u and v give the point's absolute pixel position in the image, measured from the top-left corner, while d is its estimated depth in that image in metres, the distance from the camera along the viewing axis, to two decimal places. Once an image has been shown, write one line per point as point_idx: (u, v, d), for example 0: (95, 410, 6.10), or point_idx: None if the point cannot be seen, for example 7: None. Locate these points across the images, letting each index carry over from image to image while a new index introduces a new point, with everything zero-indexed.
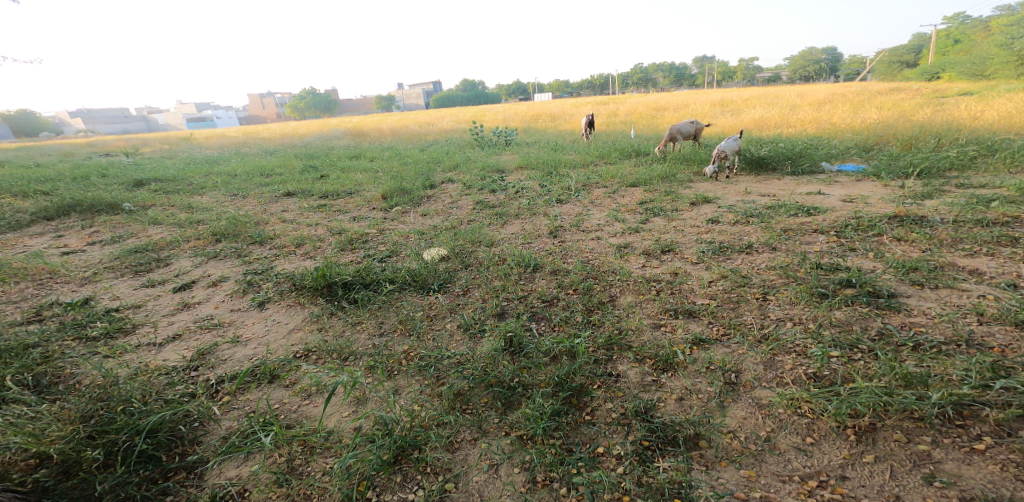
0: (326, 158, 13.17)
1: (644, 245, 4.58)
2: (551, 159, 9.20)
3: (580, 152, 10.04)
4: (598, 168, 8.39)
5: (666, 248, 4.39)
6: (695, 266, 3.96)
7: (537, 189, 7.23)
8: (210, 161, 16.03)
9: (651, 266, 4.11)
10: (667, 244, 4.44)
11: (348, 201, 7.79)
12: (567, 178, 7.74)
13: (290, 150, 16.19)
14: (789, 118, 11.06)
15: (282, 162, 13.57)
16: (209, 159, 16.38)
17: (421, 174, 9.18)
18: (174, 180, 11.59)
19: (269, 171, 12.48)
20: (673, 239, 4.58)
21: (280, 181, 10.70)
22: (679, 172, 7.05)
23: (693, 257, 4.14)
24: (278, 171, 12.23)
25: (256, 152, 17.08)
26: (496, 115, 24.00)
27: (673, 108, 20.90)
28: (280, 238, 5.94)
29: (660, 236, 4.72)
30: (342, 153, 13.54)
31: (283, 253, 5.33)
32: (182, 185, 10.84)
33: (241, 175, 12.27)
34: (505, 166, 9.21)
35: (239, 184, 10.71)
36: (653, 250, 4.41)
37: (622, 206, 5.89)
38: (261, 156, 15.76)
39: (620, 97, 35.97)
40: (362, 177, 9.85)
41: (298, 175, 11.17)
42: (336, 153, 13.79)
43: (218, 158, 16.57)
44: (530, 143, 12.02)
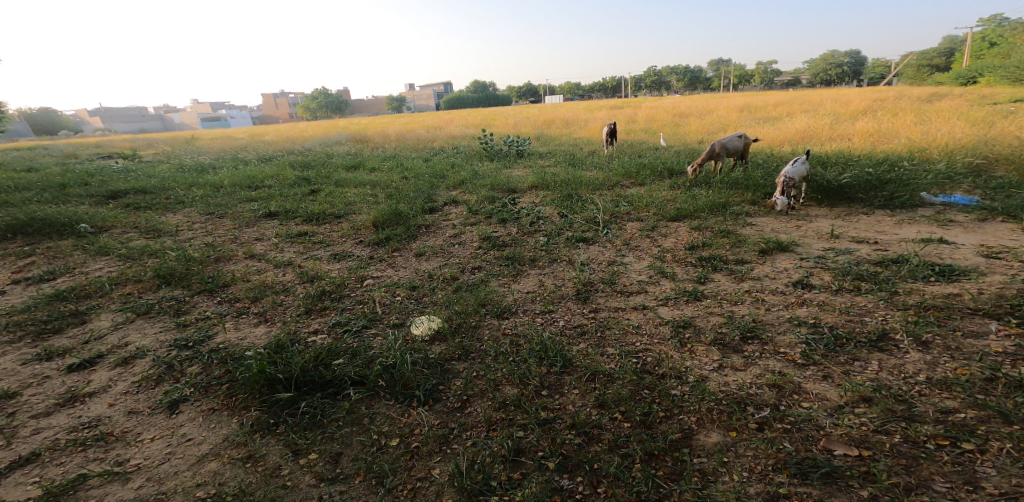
0: (321, 168, 11.96)
1: (712, 322, 3.32)
2: (571, 178, 7.90)
3: (603, 169, 8.73)
4: (628, 191, 7.09)
5: (747, 332, 3.11)
6: (802, 373, 2.70)
7: (556, 220, 5.97)
8: (201, 166, 14.86)
9: (733, 366, 2.85)
10: (748, 325, 3.17)
11: (330, 229, 6.57)
12: (591, 205, 6.46)
13: (287, 157, 15.02)
14: (843, 130, 9.68)
15: (274, 170, 12.38)
16: (198, 165, 15.15)
17: (420, 194, 7.91)
18: (151, 191, 10.40)
19: (257, 180, 11.26)
20: (754, 315, 3.30)
21: (265, 195, 9.49)
22: (732, 200, 5.74)
23: (794, 353, 2.87)
24: (266, 181, 11.01)
25: (250, 158, 15.91)
26: (506, 119, 22.64)
27: (696, 114, 19.52)
28: (236, 283, 4.71)
29: (732, 308, 3.45)
30: (338, 163, 12.33)
31: (230, 313, 4.13)
32: (156, 198, 9.65)
33: (226, 183, 11.04)
34: (517, 185, 7.93)
35: (220, 197, 9.51)
36: (729, 335, 3.14)
37: (668, 251, 4.62)
38: (253, 163, 14.56)
39: (637, 101, 34.50)
40: (354, 195, 8.60)
41: (286, 188, 9.94)
42: (332, 162, 12.57)
43: (210, 163, 15.42)
44: (544, 156, 10.71)
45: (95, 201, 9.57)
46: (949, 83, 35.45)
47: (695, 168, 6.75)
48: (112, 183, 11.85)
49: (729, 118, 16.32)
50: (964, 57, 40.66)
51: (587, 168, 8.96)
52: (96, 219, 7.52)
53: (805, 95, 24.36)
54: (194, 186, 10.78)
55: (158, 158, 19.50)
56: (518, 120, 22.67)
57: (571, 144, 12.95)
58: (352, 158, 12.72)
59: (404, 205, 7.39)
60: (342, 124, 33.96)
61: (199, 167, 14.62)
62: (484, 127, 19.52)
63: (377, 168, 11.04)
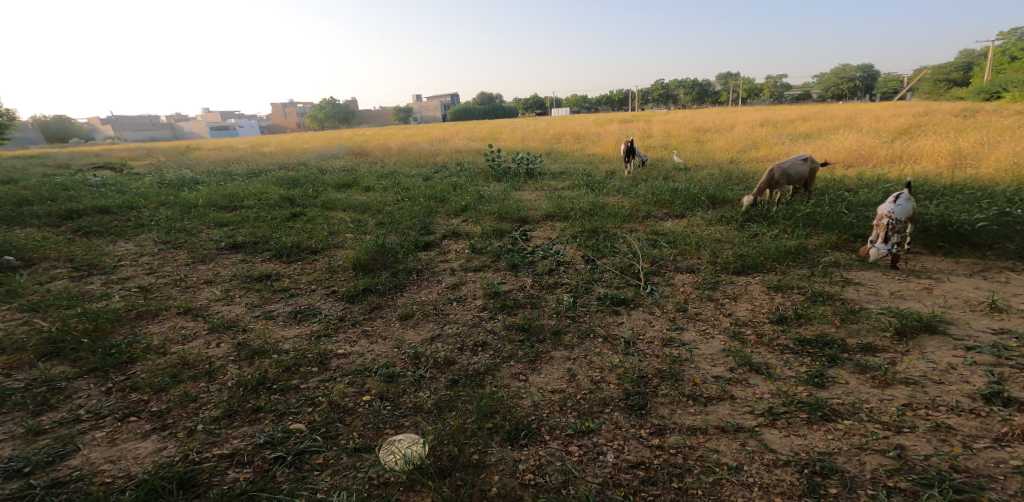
0: (309, 182, 10.73)
1: (871, 467, 2.22)
2: (593, 205, 6.60)
3: (629, 194, 7.45)
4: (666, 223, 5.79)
5: (955, 494, 2.04)
6: None
7: (582, 267, 4.72)
8: (182, 178, 13.61)
9: None
10: (949, 480, 2.10)
11: (298, 268, 5.29)
12: (623, 244, 5.18)
13: (275, 170, 13.80)
14: (904, 149, 8.42)
15: (257, 184, 11.15)
16: (177, 177, 13.87)
17: (414, 223, 6.63)
18: (112, 208, 9.14)
19: (235, 195, 10.01)
20: (946, 456, 2.22)
21: (238, 214, 8.25)
22: (811, 242, 4.44)
23: None
24: (243, 196, 9.73)
25: (237, 170, 14.68)
26: (512, 133, 21.42)
27: (717, 128, 18.29)
28: (144, 357, 3.53)
29: (896, 440, 2.34)
30: (327, 178, 11.06)
31: (113, 414, 2.98)
32: (113, 218, 8.39)
33: (200, 198, 9.79)
34: (529, 214, 6.65)
35: (185, 217, 8.24)
36: (919, 498, 2.06)
37: (745, 325, 3.38)
38: (236, 175, 13.30)
39: (646, 115, 33.34)
40: (335, 221, 7.31)
41: (263, 207, 8.66)
42: (321, 176, 11.29)
43: (193, 175, 14.18)
44: (558, 177, 9.41)
45: (42, 222, 8.29)
46: (970, 99, 34.27)
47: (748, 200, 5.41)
48: (72, 199, 10.57)
49: (756, 133, 15.08)
50: (984, 71, 39.44)
51: (611, 194, 7.67)
52: (22, 247, 6.24)
53: (825, 110, 23.16)
54: (159, 203, 9.50)
55: (142, 170, 18.23)
56: (526, 133, 21.49)
57: (585, 161, 11.66)
58: (342, 172, 11.45)
59: (392, 238, 6.12)
60: (343, 135, 32.81)
61: (178, 180, 13.33)
62: (490, 140, 18.34)
63: (368, 184, 9.73)
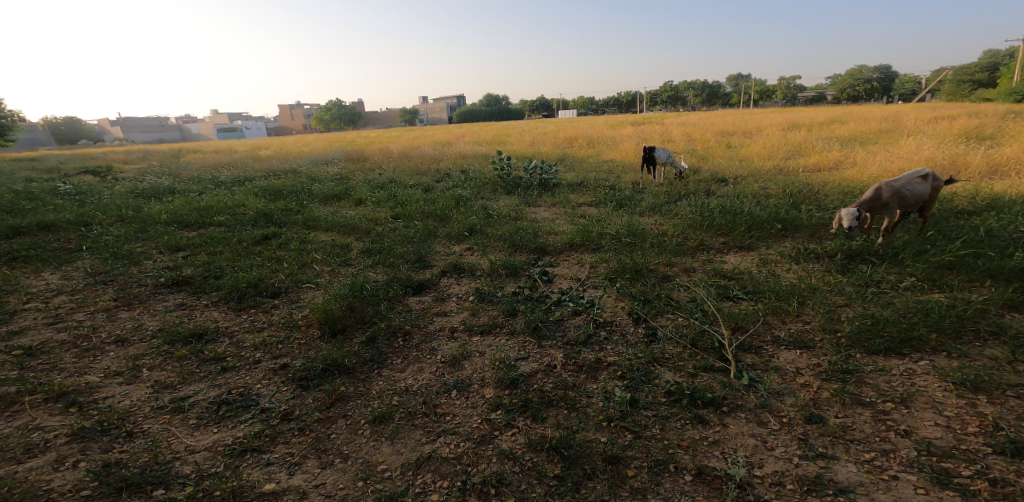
0: (290, 188, 9.37)
1: None
2: (631, 229, 5.21)
3: (671, 213, 6.04)
4: (735, 252, 4.38)
5: None
6: None
7: (636, 333, 3.36)
8: (156, 183, 12.27)
9: None
10: None
11: (245, 320, 3.95)
12: (683, 291, 3.81)
13: (260, 174, 12.46)
14: (999, 154, 6.98)
15: (233, 191, 9.79)
16: (151, 183, 12.52)
17: (404, 252, 5.25)
18: (57, 224, 7.82)
19: (203, 204, 8.66)
20: None
21: (199, 232, 6.92)
22: (975, 297, 3.07)
23: None
24: (212, 206, 8.37)
25: (219, 174, 13.31)
26: (519, 137, 19.98)
27: (743, 131, 16.81)
28: None
29: None
30: (312, 184, 9.67)
31: None
32: (53, 237, 7.07)
33: (163, 210, 8.46)
34: (548, 241, 5.27)
35: (137, 235, 6.91)
36: None
37: (952, 458, 2.13)
38: (215, 179, 11.93)
39: (659, 119, 31.81)
40: (310, 243, 5.96)
41: (231, 221, 7.30)
42: (305, 181, 9.89)
43: (170, 180, 12.85)
44: (577, 189, 7.99)
45: None
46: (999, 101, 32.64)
47: (851, 220, 3.87)
48: (22, 210, 9.28)
49: (792, 135, 13.59)
50: (1013, 71, 37.62)
51: (647, 213, 6.28)
52: None
53: (854, 112, 21.60)
54: (116, 217, 8.17)
55: (123, 175, 16.90)
56: (535, 136, 20.10)
57: (605, 170, 10.23)
58: (329, 177, 10.06)
59: (375, 275, 4.76)
60: (343, 137, 31.45)
61: (152, 185, 11.98)
62: (496, 144, 16.97)
63: (356, 194, 8.32)
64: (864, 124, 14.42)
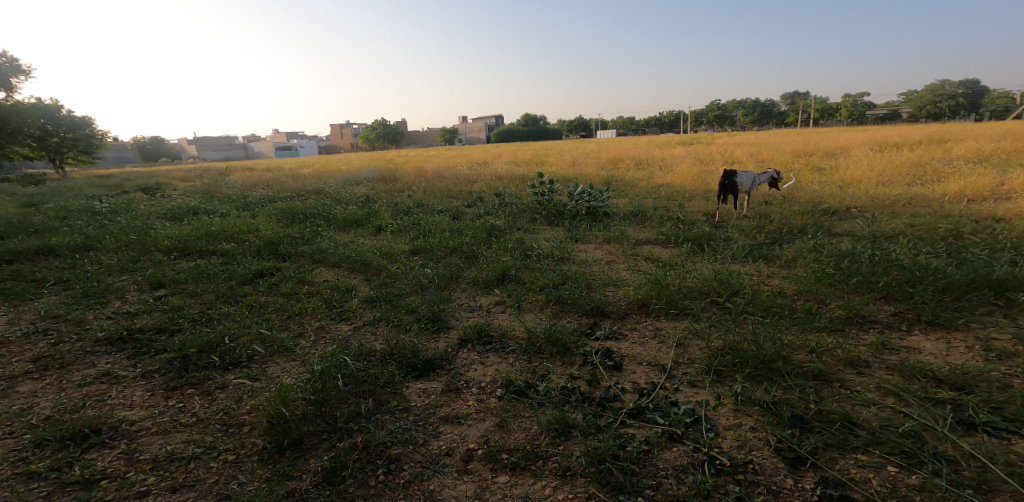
0: (302, 207, 8.28)
1: None
2: (732, 281, 3.68)
3: (776, 249, 4.42)
4: (925, 331, 2.82)
5: None
6: None
7: (802, 495, 1.96)
8: (167, 198, 11.37)
9: None
10: None
11: (167, 410, 2.71)
12: (869, 408, 2.32)
13: (277, 190, 11.46)
14: None
15: (241, 208, 8.75)
16: (165, 197, 11.65)
17: (416, 306, 3.95)
18: (34, 238, 6.80)
19: (202, 219, 7.57)
20: None
21: (179, 250, 5.76)
22: None
23: None
24: (209, 222, 7.28)
25: (236, 190, 12.38)
26: (559, 156, 18.50)
27: (815, 150, 14.82)
28: None
29: None
30: (328, 204, 8.57)
31: None
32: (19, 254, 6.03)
33: (155, 223, 7.39)
34: (609, 297, 3.83)
35: (109, 252, 5.80)
36: None
37: None
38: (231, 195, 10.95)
39: (709, 139, 29.74)
40: (301, 278, 4.71)
41: (221, 240, 6.14)
42: (322, 202, 8.80)
43: (184, 194, 11.97)
44: (635, 220, 6.45)
45: None
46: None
47: None
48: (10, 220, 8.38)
49: (882, 155, 11.63)
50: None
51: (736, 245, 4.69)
52: None
53: (933, 133, 19.13)
54: (99, 228, 7.11)
55: (145, 185, 16.19)
56: (575, 156, 18.65)
57: (664, 195, 8.60)
58: (352, 199, 8.94)
59: (371, 342, 3.47)
60: (377, 153, 30.78)
61: (162, 199, 11.09)
62: (534, 164, 15.67)
63: (372, 220, 7.13)
64: (971, 145, 12.30)
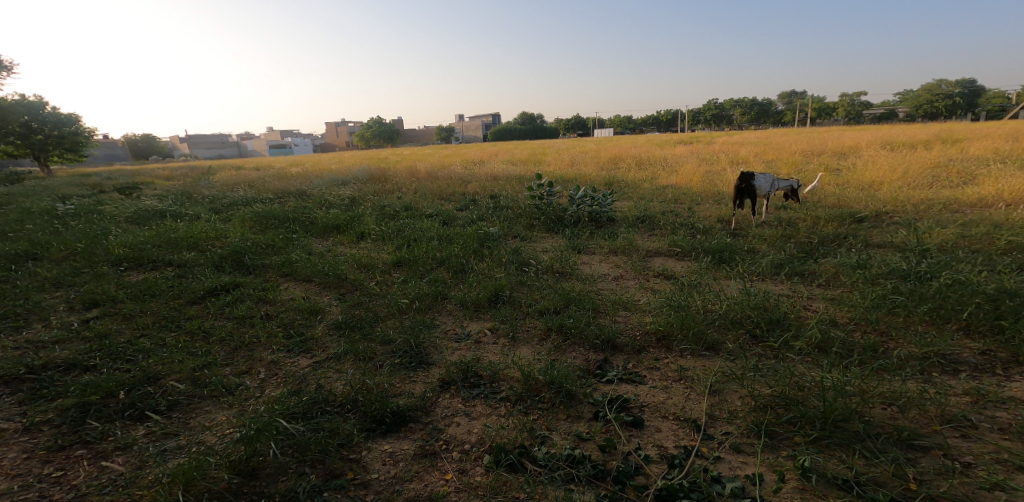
0: (277, 208, 7.60)
1: None
2: (767, 306, 3.11)
3: (810, 263, 3.84)
4: None
5: None
6: None
7: None
8: (136, 198, 10.61)
9: None
10: None
11: (39, 482, 2.12)
12: (998, 494, 1.80)
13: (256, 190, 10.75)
14: None
15: (211, 209, 8.04)
16: (135, 197, 10.90)
17: (392, 335, 3.36)
18: None
19: (163, 222, 6.87)
20: None
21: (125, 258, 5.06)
22: None
23: None
24: (170, 224, 6.59)
25: (212, 189, 11.62)
26: (556, 156, 17.78)
27: (823, 149, 14.30)
28: None
29: None
30: (306, 205, 7.91)
31: None
32: None
33: (110, 225, 6.68)
34: (619, 327, 3.25)
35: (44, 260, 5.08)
36: None
37: None
38: (207, 195, 10.25)
39: (708, 137, 29.27)
40: (259, 293, 4.07)
41: (179, 246, 5.46)
42: (301, 203, 8.13)
43: (156, 194, 11.21)
44: (643, 226, 5.85)
45: None
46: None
47: None
48: None
49: (896, 154, 11.10)
50: None
51: (766, 256, 4.08)
52: None
53: (940, 131, 18.69)
54: (49, 231, 6.42)
55: (119, 184, 15.37)
56: (573, 155, 18.03)
57: (670, 197, 8.00)
58: (335, 201, 8.28)
59: (333, 382, 2.87)
60: (369, 151, 30.00)
61: (129, 200, 10.33)
62: (530, 164, 15.05)
63: (353, 225, 6.50)
64: (986, 143, 11.84)
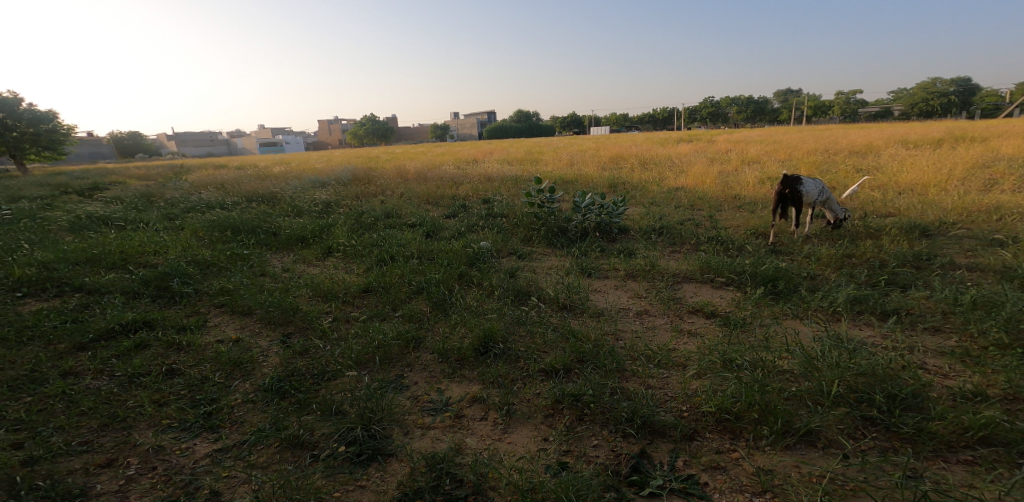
0: (235, 213, 6.60)
1: None
2: (863, 370, 2.25)
3: (895, 296, 2.97)
4: None
5: None
6: None
7: None
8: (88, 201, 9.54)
9: None
10: None
11: None
12: None
13: (222, 191, 9.71)
14: None
15: (161, 215, 7.04)
16: (86, 200, 9.82)
17: (343, 408, 2.47)
18: None
19: (97, 232, 5.87)
20: None
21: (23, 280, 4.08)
22: None
23: None
24: (100, 235, 5.59)
25: (176, 189, 10.57)
26: (554, 155, 16.81)
27: (837, 148, 13.48)
28: None
29: None
30: (271, 210, 6.93)
31: None
32: None
33: (31, 235, 5.67)
34: (657, 398, 2.41)
35: None
36: None
37: None
38: (168, 197, 9.21)
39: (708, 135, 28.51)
40: (172, 334, 3.11)
41: (102, 264, 4.51)
42: (265, 208, 7.14)
43: (111, 196, 10.15)
44: (662, 239, 4.93)
45: None
46: None
47: None
48: None
49: (924, 152, 10.28)
50: None
51: (832, 284, 3.21)
52: None
53: (951, 129, 17.99)
54: None
55: (81, 184, 14.22)
56: (570, 154, 17.08)
57: (685, 202, 7.10)
58: (305, 203, 7.28)
59: (238, 492, 2.00)
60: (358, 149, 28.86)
61: (78, 202, 9.26)
62: (526, 163, 14.11)
63: (321, 235, 5.52)
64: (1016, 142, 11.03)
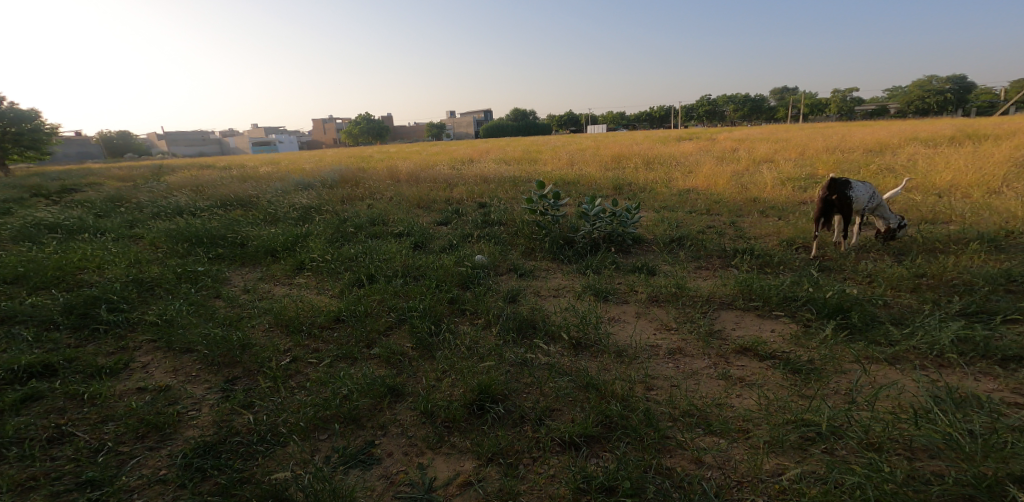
0: (200, 219, 5.90)
1: None
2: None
3: (995, 338, 2.37)
4: None
5: None
6: None
7: None
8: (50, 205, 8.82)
9: None
10: None
11: None
12: None
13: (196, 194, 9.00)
14: None
15: (119, 223, 6.34)
16: (49, 203, 9.08)
17: (285, 496, 1.89)
18: None
19: (37, 242, 5.18)
20: None
21: None
22: None
23: None
24: (38, 247, 4.90)
25: (149, 191, 9.85)
26: (553, 154, 16.10)
27: (851, 145, 12.85)
28: None
29: None
30: (242, 216, 6.25)
31: None
32: None
33: None
34: (726, 486, 1.89)
35: None
36: None
37: None
38: (136, 201, 8.48)
39: (710, 133, 27.84)
40: (74, 381, 2.53)
41: (27, 283, 3.84)
42: (236, 214, 6.46)
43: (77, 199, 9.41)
44: (684, 251, 4.29)
45: None
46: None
47: None
48: None
49: (950, 150, 9.64)
50: None
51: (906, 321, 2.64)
52: None
53: (963, 127, 17.40)
54: None
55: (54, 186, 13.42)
56: (571, 153, 16.38)
57: (701, 206, 6.45)
58: (281, 208, 6.59)
59: None
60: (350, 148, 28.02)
61: (38, 206, 8.52)
62: (525, 163, 13.43)
63: (293, 245, 4.84)
64: None
